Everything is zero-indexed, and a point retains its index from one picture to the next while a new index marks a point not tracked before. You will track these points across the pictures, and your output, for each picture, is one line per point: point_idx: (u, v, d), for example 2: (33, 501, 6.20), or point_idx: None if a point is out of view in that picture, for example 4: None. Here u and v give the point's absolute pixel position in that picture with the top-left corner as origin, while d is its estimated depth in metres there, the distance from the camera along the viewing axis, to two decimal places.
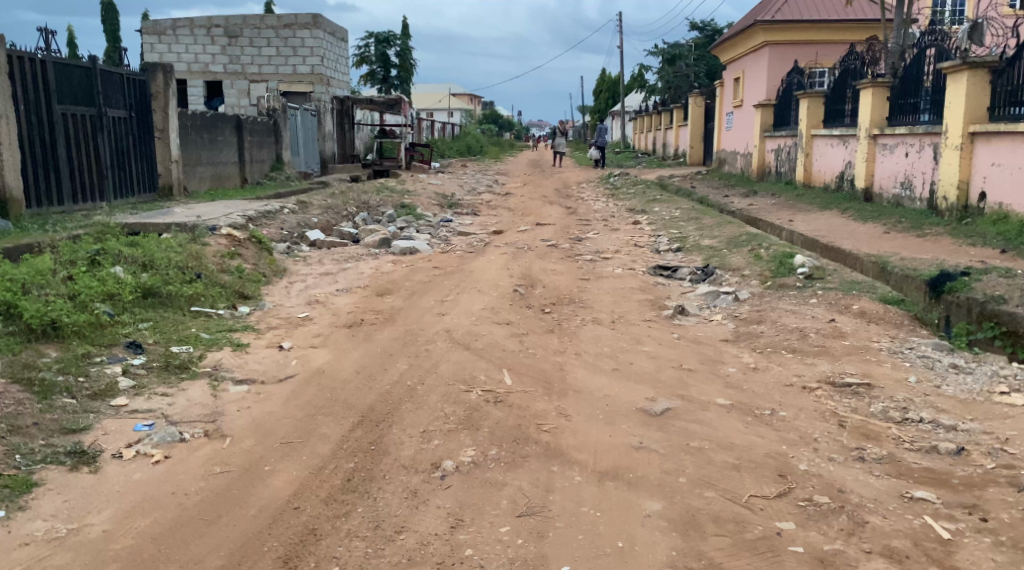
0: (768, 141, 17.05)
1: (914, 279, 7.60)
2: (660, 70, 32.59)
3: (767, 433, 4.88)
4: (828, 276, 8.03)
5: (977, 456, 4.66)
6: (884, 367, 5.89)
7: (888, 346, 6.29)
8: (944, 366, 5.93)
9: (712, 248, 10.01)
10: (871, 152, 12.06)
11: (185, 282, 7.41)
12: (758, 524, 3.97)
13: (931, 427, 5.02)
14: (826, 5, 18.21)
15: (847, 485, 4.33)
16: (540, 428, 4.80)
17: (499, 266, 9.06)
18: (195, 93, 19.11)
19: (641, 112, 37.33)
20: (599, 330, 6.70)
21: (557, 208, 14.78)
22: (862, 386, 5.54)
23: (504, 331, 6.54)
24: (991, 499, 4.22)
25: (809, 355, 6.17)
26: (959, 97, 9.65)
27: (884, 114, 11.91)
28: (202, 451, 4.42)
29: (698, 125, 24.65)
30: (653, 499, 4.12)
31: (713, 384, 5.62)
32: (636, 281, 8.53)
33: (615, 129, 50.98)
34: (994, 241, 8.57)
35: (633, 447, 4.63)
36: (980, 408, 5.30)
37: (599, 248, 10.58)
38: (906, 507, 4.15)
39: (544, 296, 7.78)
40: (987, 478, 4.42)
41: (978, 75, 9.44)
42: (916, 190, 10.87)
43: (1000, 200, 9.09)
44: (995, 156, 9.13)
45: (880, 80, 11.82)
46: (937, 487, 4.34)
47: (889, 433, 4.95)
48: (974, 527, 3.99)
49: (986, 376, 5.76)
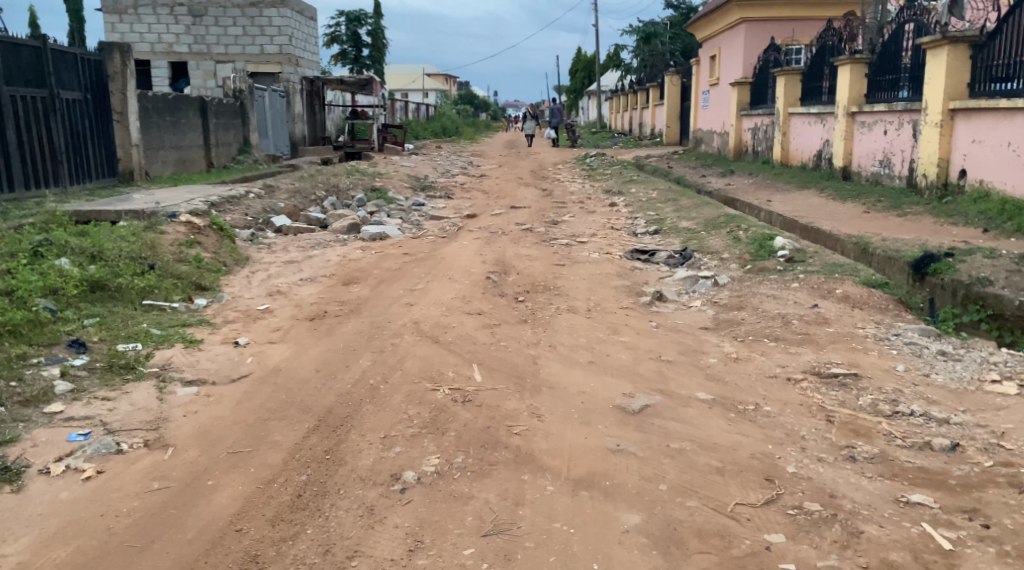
0: (744, 120, 16.75)
1: (897, 260, 7.31)
2: (635, 49, 32.23)
3: (752, 432, 4.57)
4: (809, 259, 7.74)
5: (974, 452, 4.37)
6: (871, 355, 5.59)
7: (873, 332, 6.00)
8: (932, 353, 5.64)
9: (689, 230, 9.72)
10: (849, 130, 11.78)
11: (137, 274, 6.96)
12: (745, 538, 3.68)
13: (923, 420, 4.72)
14: None
15: (839, 489, 4.03)
16: (511, 431, 4.47)
17: (471, 252, 8.69)
18: (159, 75, 18.50)
19: (617, 92, 36.96)
20: (575, 320, 6.36)
21: (532, 190, 14.40)
22: (848, 377, 5.24)
23: (475, 322, 6.18)
24: (992, 502, 3.92)
25: (792, 343, 5.86)
26: (939, 73, 9.34)
27: (862, 91, 11.63)
28: (140, 464, 4.19)
29: (674, 104, 24.33)
30: (631, 511, 3.83)
31: (693, 377, 5.30)
32: (613, 267, 8.19)
33: (593, 110, 50.64)
34: (977, 220, 8.30)
35: (610, 450, 4.31)
36: (973, 398, 5.01)
37: (575, 231, 10.25)
38: (903, 513, 3.85)
39: (518, 283, 7.43)
40: (985, 478, 4.12)
41: (959, 50, 9.12)
42: (895, 168, 10.60)
43: (981, 177, 8.81)
44: (976, 133, 8.85)
45: (857, 56, 11.52)
46: (934, 489, 4.05)
47: (879, 428, 4.65)
48: (976, 535, 3.70)
49: (976, 363, 5.48)
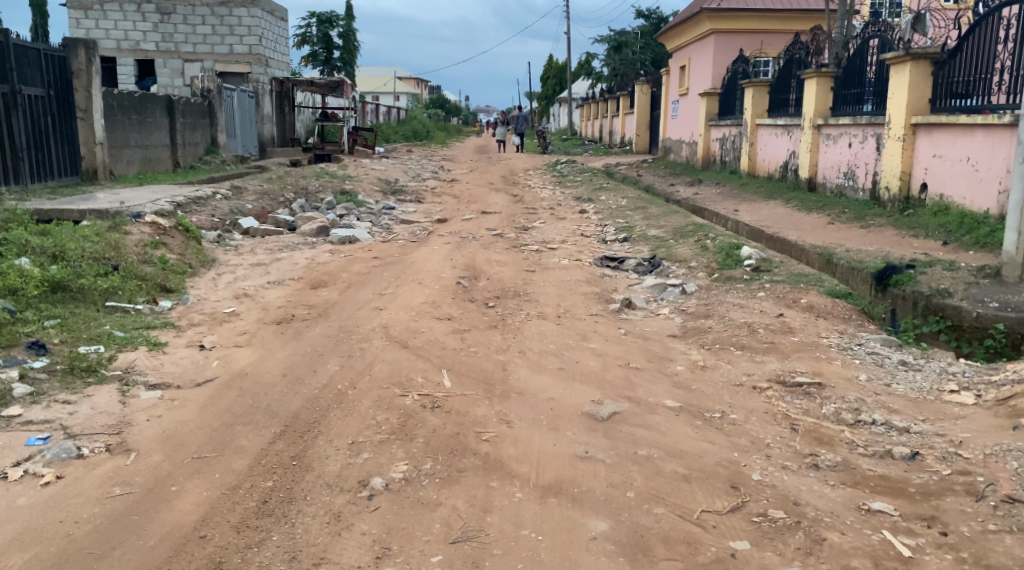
0: (712, 129, 16.91)
1: (860, 271, 7.40)
2: (607, 57, 32.43)
3: (718, 439, 4.61)
4: (775, 268, 7.82)
5: (932, 461, 4.44)
6: (834, 364, 5.67)
7: (837, 342, 6.08)
8: (893, 363, 5.73)
9: (658, 238, 9.79)
10: (815, 142, 11.94)
11: (100, 275, 6.85)
12: (711, 545, 3.71)
13: (884, 429, 4.79)
14: None
15: (802, 496, 4.08)
16: (479, 437, 4.46)
17: (441, 256, 8.67)
18: (125, 72, 18.28)
19: (588, 99, 37.16)
20: (544, 326, 6.37)
21: (503, 196, 14.40)
22: (812, 386, 5.30)
23: (445, 327, 6.16)
24: (950, 510, 3.99)
25: (758, 352, 5.92)
26: (902, 88, 9.49)
27: (828, 103, 11.80)
28: (101, 469, 4.13)
29: (643, 113, 24.50)
30: (598, 518, 3.85)
31: (660, 384, 5.34)
32: (582, 273, 8.21)
33: (563, 116, 50.82)
34: (937, 232, 8.45)
35: (577, 457, 4.32)
36: (931, 408, 5.09)
37: (545, 237, 10.28)
38: (864, 520, 3.91)
39: (488, 289, 7.43)
40: (944, 486, 4.19)
41: (921, 66, 9.27)
42: (859, 180, 10.76)
43: (941, 191, 8.97)
44: (937, 148, 9.01)
45: (823, 69, 11.70)
46: (894, 497, 4.11)
47: (842, 437, 4.71)
48: (935, 542, 3.76)
49: (935, 373, 5.57)
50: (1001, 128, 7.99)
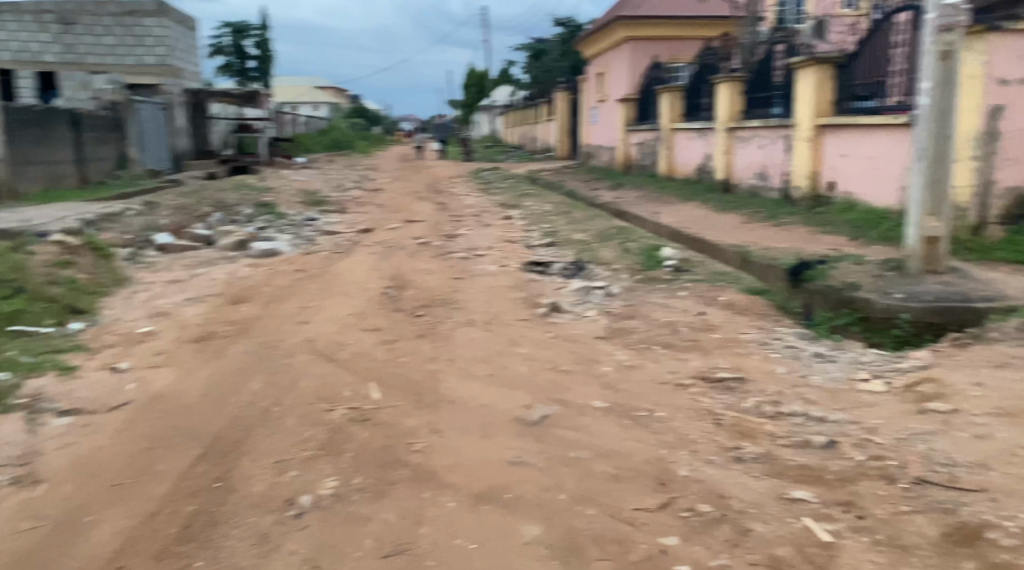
0: (632, 134, 17.17)
1: (775, 268, 7.53)
2: (526, 65, 32.68)
3: (646, 437, 4.68)
4: (696, 267, 8.09)
5: (848, 448, 4.58)
6: (755, 359, 5.82)
7: (756, 337, 6.24)
8: (809, 355, 5.90)
9: (582, 242, 9.90)
10: (728, 145, 12.24)
11: (4, 299, 6.59)
12: (641, 542, 3.76)
13: (803, 419, 4.94)
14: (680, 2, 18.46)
15: (727, 489, 4.16)
16: (409, 448, 4.44)
17: (365, 267, 8.59)
18: (26, 85, 17.14)
19: (509, 108, 37.25)
20: (472, 333, 6.37)
21: (427, 204, 14.34)
22: (734, 381, 5.43)
23: (371, 338, 6.11)
24: (866, 494, 4.12)
25: (681, 349, 6.03)
26: (808, 90, 9.77)
27: (738, 108, 12.16)
28: (10, 504, 3.99)
29: (565, 119, 24.75)
30: (531, 523, 3.86)
31: (589, 386, 5.39)
32: (510, 279, 8.24)
33: (485, 124, 50.88)
34: (845, 228, 8.65)
35: (509, 462, 4.33)
36: (845, 397, 5.25)
37: (471, 245, 10.26)
38: (787, 509, 4.01)
39: (415, 298, 7.39)
40: (860, 472, 4.33)
41: (824, 70, 9.57)
42: (771, 181, 11.03)
43: (849, 190, 9.27)
44: (842, 148, 9.30)
45: (734, 76, 12.04)
46: (814, 485, 4.22)
47: (764, 429, 4.82)
48: (852, 526, 3.87)
49: (848, 363, 5.75)
50: (901, 127, 8.29)
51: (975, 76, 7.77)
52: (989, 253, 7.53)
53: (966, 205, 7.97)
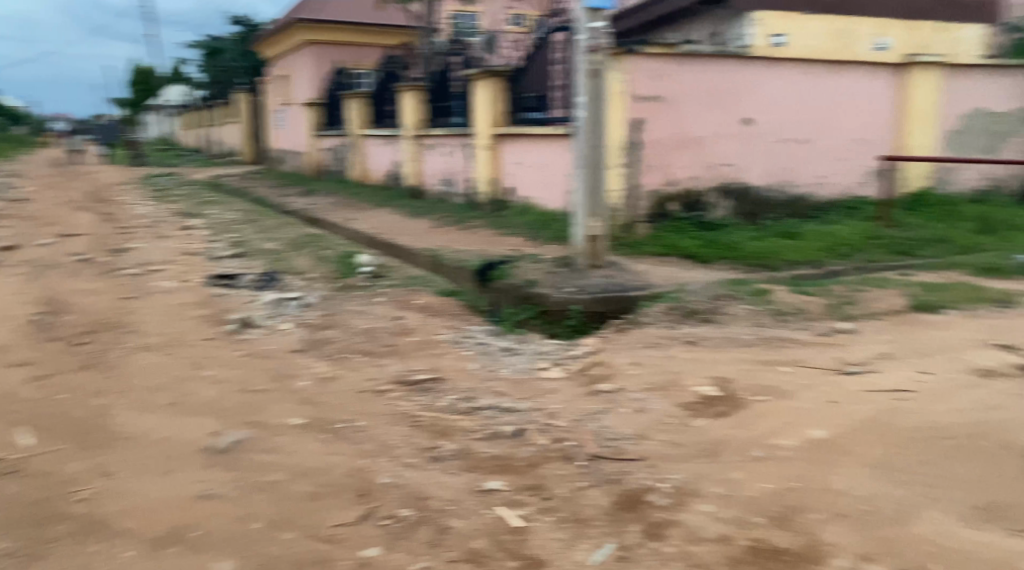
0: (320, 139, 17.11)
1: (462, 269, 7.94)
2: (202, 65, 31.16)
3: (343, 449, 4.79)
4: (390, 273, 8.34)
5: (534, 434, 5.00)
6: (447, 358, 6.15)
7: (449, 337, 6.59)
8: (498, 350, 6.34)
9: (270, 252, 9.74)
10: (416, 152, 12.65)
11: None
12: (342, 558, 3.84)
13: (493, 411, 5.31)
14: (359, 9, 18.73)
15: (426, 490, 4.38)
16: (71, 498, 4.19)
17: (12, 293, 7.79)
18: None
19: (187, 109, 35.31)
20: (154, 359, 6.09)
21: (91, 216, 13.24)
22: (429, 382, 5.72)
23: (22, 376, 5.62)
24: (550, 476, 4.54)
25: (377, 356, 6.22)
26: (484, 102, 10.38)
27: (422, 116, 12.52)
28: None
29: (248, 122, 23.99)
30: (222, 558, 3.80)
31: (284, 403, 5.39)
32: (191, 295, 7.86)
33: (163, 125, 47.83)
34: (524, 229, 9.32)
35: (199, 497, 4.25)
36: (530, 385, 5.72)
37: (144, 260, 9.64)
38: (481, 501, 4.30)
39: (75, 325, 6.86)
40: (545, 455, 4.75)
41: (497, 82, 10.23)
42: (456, 186, 11.56)
43: (527, 195, 9.98)
44: (519, 156, 9.99)
45: (416, 85, 12.44)
46: (506, 473, 4.57)
47: (458, 425, 5.13)
48: (539, 508, 4.24)
49: (532, 355, 6.26)
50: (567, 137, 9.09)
51: (617, 93, 8.84)
52: (639, 248, 8.56)
53: (616, 206, 9.03)
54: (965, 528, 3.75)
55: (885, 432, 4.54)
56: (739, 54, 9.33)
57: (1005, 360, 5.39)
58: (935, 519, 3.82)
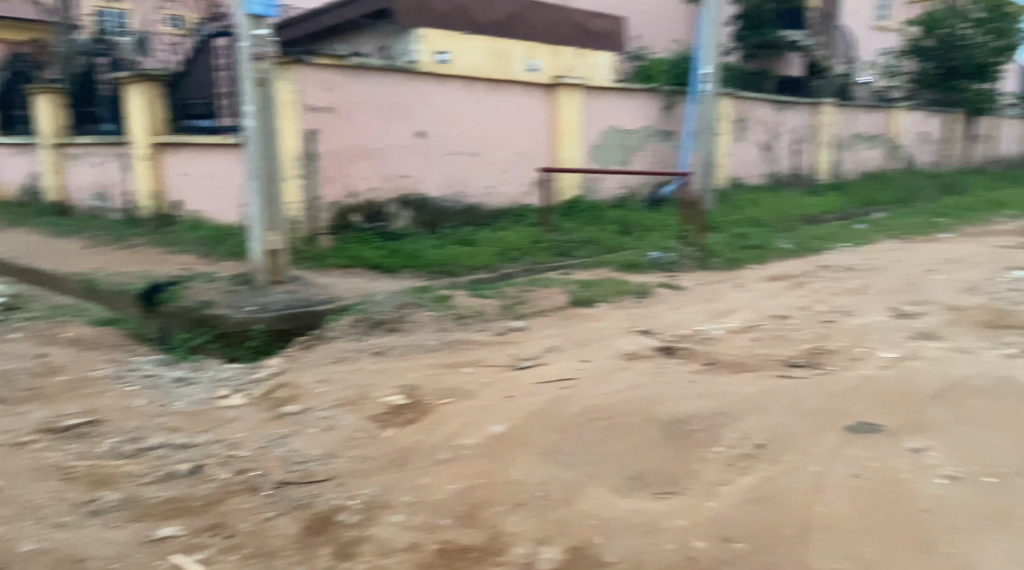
0: None
1: (125, 293, 7.18)
2: None
3: None
4: (30, 304, 7.53)
5: (213, 469, 4.64)
6: (106, 398, 5.53)
7: (109, 373, 5.96)
8: (168, 382, 5.83)
9: None
10: (59, 163, 11.79)
11: None
12: None
13: (165, 450, 4.86)
14: None
15: (85, 550, 3.85)
16: None
17: None
18: None
19: None
20: None
21: None
22: (84, 427, 5.11)
23: None
24: (233, 511, 4.22)
25: (16, 402, 5.43)
26: (138, 110, 9.87)
27: (64, 122, 11.81)
28: None
29: None
30: None
31: None
32: None
33: None
34: (195, 245, 8.86)
35: None
36: (204, 417, 5.31)
37: None
38: (154, 552, 3.88)
39: None
40: (225, 491, 4.42)
41: (152, 89, 9.82)
42: (112, 202, 10.83)
43: (196, 207, 9.66)
44: (185, 167, 9.65)
45: (52, 88, 11.75)
46: (182, 516, 4.18)
47: (122, 471, 4.61)
48: (222, 547, 3.91)
49: (208, 383, 5.82)
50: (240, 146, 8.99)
51: (289, 102, 8.49)
52: (323, 260, 8.34)
53: (298, 218, 8.68)
54: (619, 498, 4.04)
55: (554, 420, 4.81)
56: (409, 69, 9.47)
57: (646, 344, 6.12)
58: (597, 494, 4.09)
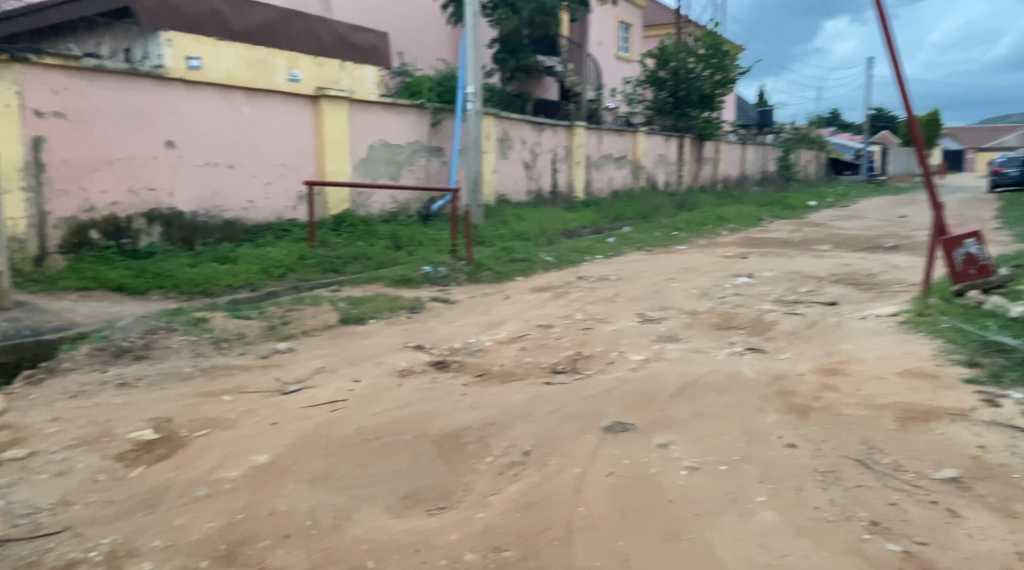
0: None
1: None
2: None
3: None
4: None
5: None
6: None
7: None
8: None
9: None
10: None
11: None
12: None
13: None
14: None
15: None
16: None
17: None
18: None
19: None
20: None
21: None
22: None
23: None
24: None
25: None
26: None
27: None
28: None
29: None
30: None
31: None
32: None
33: None
34: None
35: None
36: None
37: None
38: None
39: None
40: None
41: None
42: None
43: None
44: None
45: None
46: None
47: None
48: None
49: None
50: None
51: (9, 105, 7.58)
52: (55, 282, 7.49)
53: (24, 236, 7.76)
54: (391, 518, 3.83)
55: (323, 444, 4.50)
56: (155, 73, 8.75)
57: (418, 359, 5.95)
58: (366, 516, 3.85)
